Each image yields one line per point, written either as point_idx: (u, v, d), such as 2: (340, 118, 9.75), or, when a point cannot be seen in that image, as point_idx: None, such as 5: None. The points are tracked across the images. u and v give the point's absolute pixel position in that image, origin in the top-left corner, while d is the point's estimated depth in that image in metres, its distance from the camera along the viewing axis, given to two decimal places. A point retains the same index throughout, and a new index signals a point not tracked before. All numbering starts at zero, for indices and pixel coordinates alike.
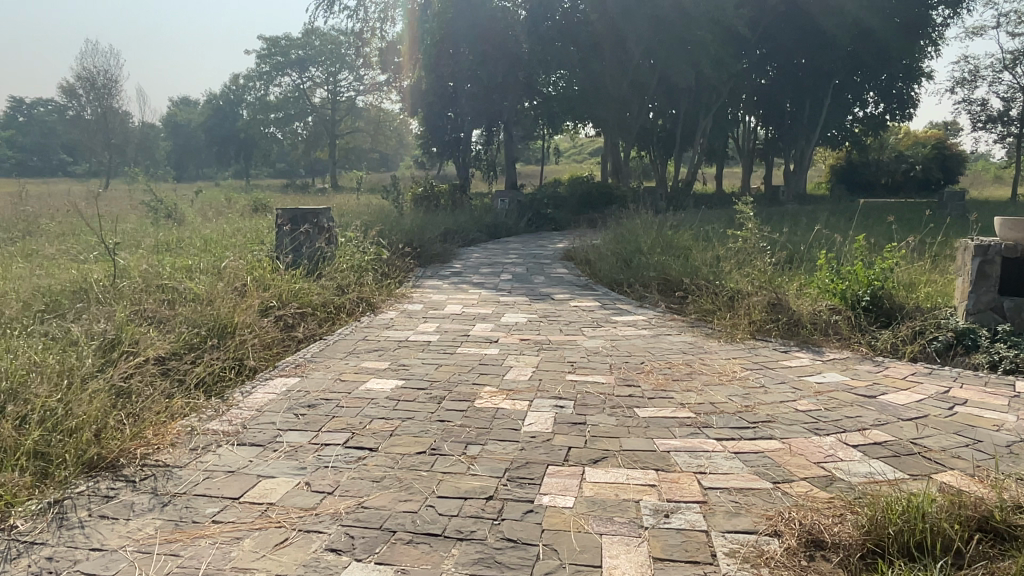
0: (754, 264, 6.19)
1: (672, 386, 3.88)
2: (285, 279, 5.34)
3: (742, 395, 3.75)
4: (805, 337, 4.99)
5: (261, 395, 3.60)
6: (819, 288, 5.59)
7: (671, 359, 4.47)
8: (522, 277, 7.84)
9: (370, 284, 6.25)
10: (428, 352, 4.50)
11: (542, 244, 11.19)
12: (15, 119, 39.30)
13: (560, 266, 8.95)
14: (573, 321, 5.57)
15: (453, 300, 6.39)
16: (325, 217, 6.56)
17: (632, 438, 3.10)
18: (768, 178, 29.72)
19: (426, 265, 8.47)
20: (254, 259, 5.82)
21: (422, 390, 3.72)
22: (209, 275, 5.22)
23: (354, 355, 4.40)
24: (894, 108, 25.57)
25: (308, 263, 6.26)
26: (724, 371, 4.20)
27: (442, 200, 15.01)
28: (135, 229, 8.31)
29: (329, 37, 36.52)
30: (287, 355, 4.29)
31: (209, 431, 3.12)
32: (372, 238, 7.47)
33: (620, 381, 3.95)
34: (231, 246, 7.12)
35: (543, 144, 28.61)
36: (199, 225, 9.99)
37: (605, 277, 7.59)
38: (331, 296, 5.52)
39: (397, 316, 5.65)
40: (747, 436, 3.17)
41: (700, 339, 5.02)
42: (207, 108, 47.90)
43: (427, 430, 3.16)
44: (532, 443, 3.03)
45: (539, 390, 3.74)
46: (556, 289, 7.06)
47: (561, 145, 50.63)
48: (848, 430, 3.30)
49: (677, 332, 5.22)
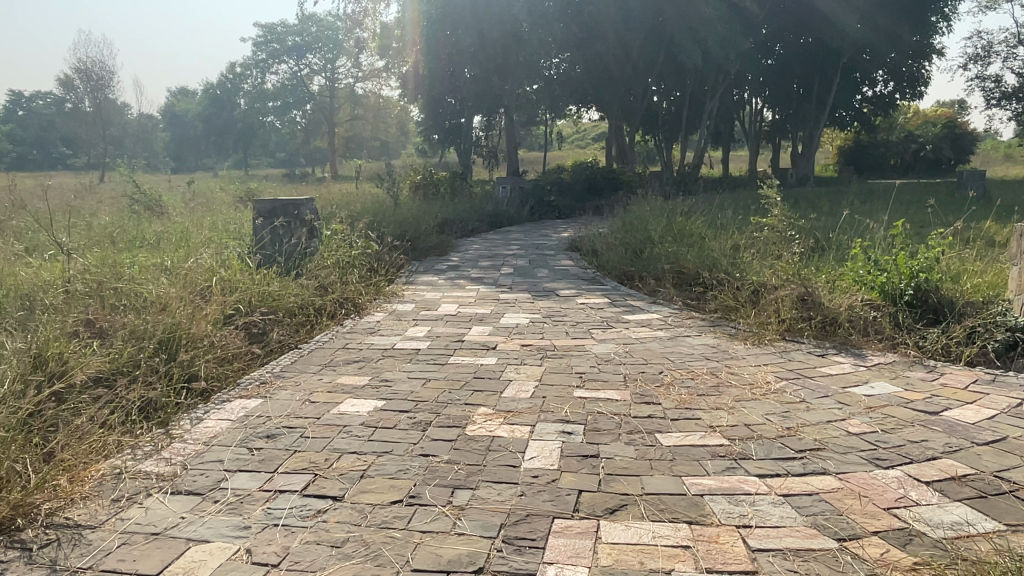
0: (777, 254, 5.63)
1: (698, 402, 3.30)
2: (257, 280, 4.82)
3: (783, 414, 3.16)
4: (843, 338, 4.41)
5: (213, 422, 3.08)
6: (854, 280, 5.01)
7: (693, 367, 3.88)
8: (523, 271, 7.24)
9: (355, 281, 5.71)
10: (415, 364, 3.92)
11: (545, 233, 10.65)
12: (12, 112, 38.73)
13: (564, 257, 8.36)
14: (580, 322, 4.98)
15: (448, 299, 5.82)
16: (308, 208, 6.04)
17: (656, 477, 2.52)
18: (776, 160, 29.00)
19: (420, 259, 7.88)
20: (225, 258, 5.30)
21: (404, 414, 3.15)
22: (170, 276, 4.70)
23: (328, 367, 3.86)
24: (904, 86, 24.89)
25: (288, 260, 5.72)
26: (757, 382, 3.61)
27: (441, 187, 14.46)
28: (107, 227, 7.74)
29: (325, 22, 36.22)
30: (251, 371, 3.77)
31: (141, 473, 2.59)
32: (360, 230, 6.92)
33: (637, 398, 3.36)
34: (207, 241, 6.60)
35: (545, 130, 28.00)
36: (184, 217, 9.51)
37: (614, 270, 7.02)
38: (309, 297, 5.00)
39: (385, 318, 5.10)
40: (796, 470, 2.60)
41: (724, 342, 4.43)
42: (205, 97, 47.14)
43: (407, 470, 2.60)
44: (533, 487, 2.45)
45: (543, 411, 3.17)
46: (560, 284, 6.48)
47: (565, 130, 49.91)
48: (918, 461, 2.71)
49: (697, 333, 4.64)
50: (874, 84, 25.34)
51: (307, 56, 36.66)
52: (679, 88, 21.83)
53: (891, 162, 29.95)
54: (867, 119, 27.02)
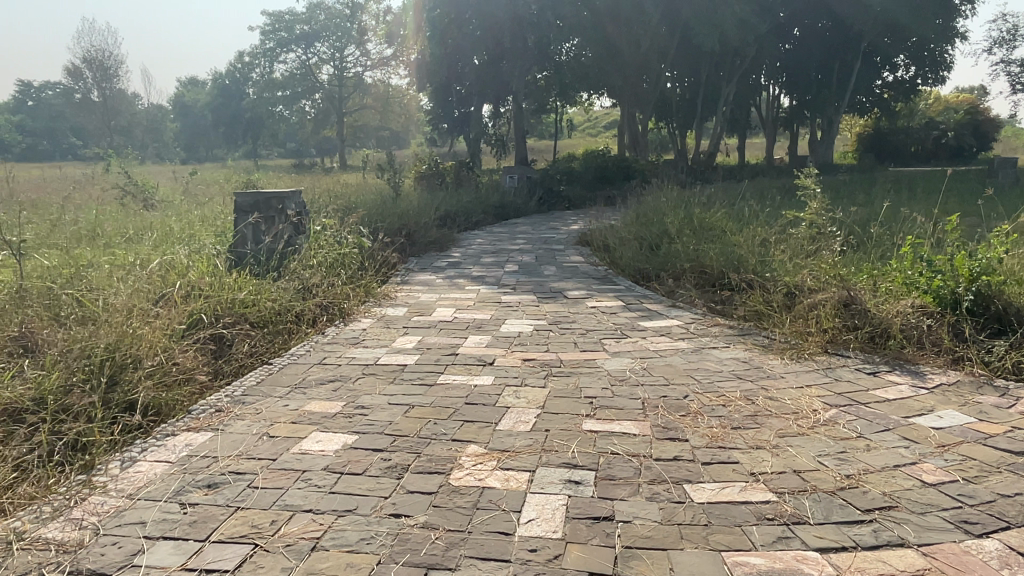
0: (812, 254, 5.07)
1: (734, 441, 2.72)
2: (227, 283, 4.29)
3: (838, 457, 2.59)
4: (896, 352, 3.84)
5: (147, 463, 2.56)
6: (904, 282, 4.44)
7: (722, 388, 3.32)
8: (529, 269, 6.68)
9: (342, 284, 5.19)
10: (397, 386, 3.36)
11: (554, 226, 10.08)
12: (23, 104, 38.40)
13: (574, 252, 7.81)
14: (590, 331, 4.42)
15: (444, 302, 5.27)
16: (292, 202, 5.53)
17: (687, 553, 1.97)
18: (794, 147, 28.19)
19: (419, 256, 7.35)
20: (194, 260, 4.78)
21: (376, 455, 2.60)
22: (125, 281, 4.18)
23: (298, 390, 3.30)
24: (926, 70, 24.05)
25: (267, 259, 5.21)
26: (801, 411, 3.05)
27: (447, 177, 13.85)
28: (86, 225, 7.26)
29: (334, 10, 34.96)
30: (208, 394, 3.24)
31: (41, 544, 2.07)
32: (350, 225, 6.39)
33: (659, 432, 2.80)
34: (184, 240, 6.09)
35: (556, 118, 27.35)
36: (174, 210, 9.01)
37: (627, 267, 6.44)
38: (288, 302, 4.51)
39: (373, 325, 4.57)
40: (865, 543, 2.04)
41: (756, 356, 3.86)
42: (213, 87, 46.63)
43: (371, 540, 2.05)
44: (530, 568, 1.90)
45: (546, 451, 2.62)
46: (568, 284, 5.92)
47: (576, 118, 49.03)
48: (1019, 527, 2.13)
49: (724, 345, 4.06)
50: (895, 69, 24.55)
51: (315, 44, 35.55)
52: (694, 75, 21.19)
53: (910, 148, 28.93)
54: (888, 105, 26.18)
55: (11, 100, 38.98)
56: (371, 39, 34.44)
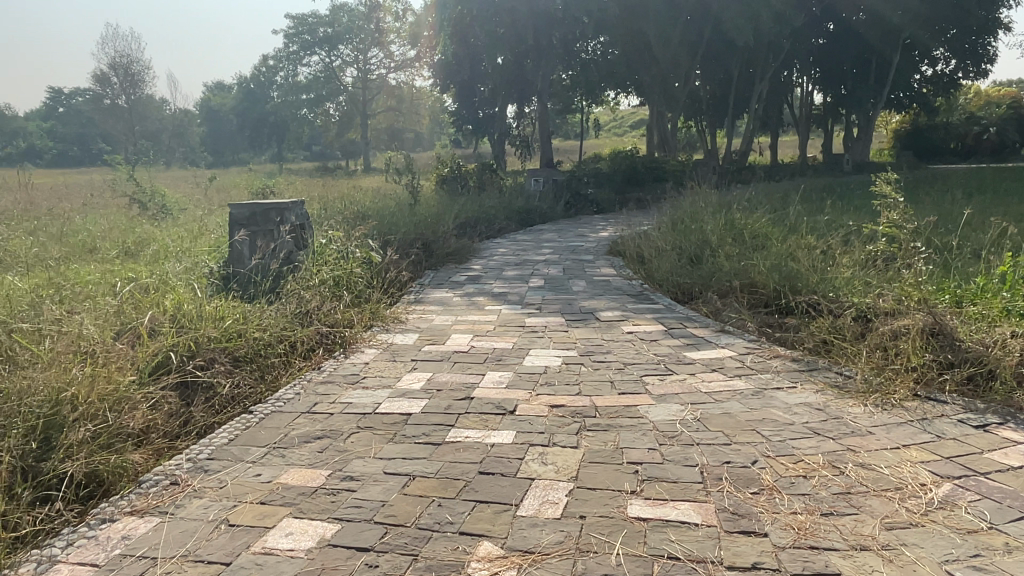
0: (884, 276, 4.45)
1: (831, 540, 2.06)
2: (209, 310, 3.74)
3: (973, 567, 1.94)
4: (1004, 398, 3.15)
5: (68, 568, 1.99)
6: (1005, 310, 3.74)
7: (798, 450, 2.68)
8: (556, 284, 6.05)
9: (343, 307, 4.63)
10: (398, 446, 2.75)
11: (582, 233, 9.42)
12: (53, 110, 38.60)
13: (604, 263, 7.16)
14: (628, 365, 3.77)
15: (460, 326, 4.66)
16: (291, 214, 5.02)
17: None
18: (830, 145, 27.19)
19: (436, 269, 6.75)
20: (175, 285, 4.24)
21: (360, 560, 1.98)
22: (88, 311, 3.63)
23: (276, 452, 2.71)
24: (967, 64, 23.06)
25: (262, 280, 4.70)
26: (908, 488, 2.39)
27: (469, 180, 13.23)
28: (79, 240, 6.73)
29: (357, 12, 34.79)
30: (167, 459, 2.69)
31: None
32: (357, 238, 5.83)
33: (728, 520, 2.16)
34: (175, 257, 5.54)
35: (581, 119, 26.68)
36: (178, 221, 8.47)
37: (665, 280, 5.80)
38: (279, 331, 3.97)
39: (376, 357, 3.98)
40: None
41: (833, 402, 3.20)
42: (239, 91, 46.64)
43: None
44: None
45: (582, 553, 1.99)
46: (600, 302, 5.29)
47: (602, 117, 48.12)
48: None
49: (791, 387, 3.39)
50: (934, 62, 23.57)
51: (339, 47, 35.58)
52: (724, 72, 20.44)
53: (950, 145, 28.02)
54: (927, 100, 25.21)
55: (41, 106, 39.23)
56: (394, 41, 34.05)
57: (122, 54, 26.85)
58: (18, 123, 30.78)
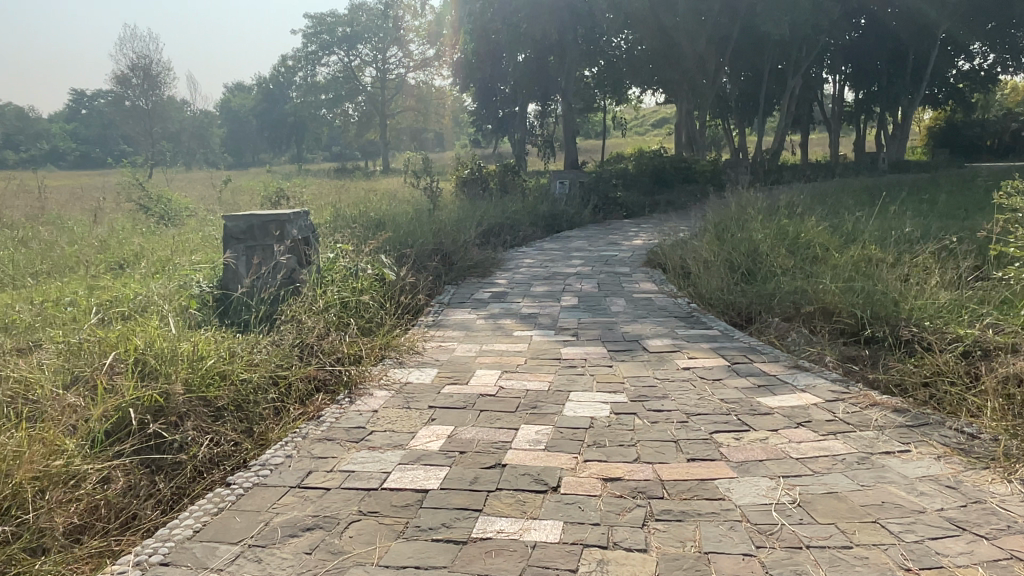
0: (994, 310, 3.76)
1: None
2: (186, 348, 3.10)
3: None
4: None
5: None
6: None
7: (946, 561, 1.99)
8: (591, 302, 5.39)
9: (350, 337, 3.99)
10: (408, 545, 2.10)
11: (613, 240, 8.72)
12: (76, 113, 38.48)
13: (643, 277, 6.49)
14: (693, 416, 3.09)
15: (486, 358, 4.00)
16: (294, 225, 4.43)
17: None
18: (863, 144, 26.21)
19: (456, 284, 6.11)
20: (151, 315, 3.62)
21: None
22: (33, 360, 3.00)
23: (251, 555, 2.07)
24: (1006, 58, 22.09)
25: (258, 304, 4.08)
26: None
27: (492, 182, 12.58)
28: (68, 254, 6.11)
29: (375, 11, 34.24)
30: (105, 566, 2.08)
31: None
32: (367, 252, 5.20)
33: None
34: (164, 275, 4.93)
35: (606, 116, 25.92)
36: (180, 230, 7.86)
37: (714, 297, 5.12)
38: (270, 370, 3.33)
39: (389, 401, 3.35)
40: None
41: (968, 479, 2.49)
42: (258, 92, 46.38)
43: None
44: None
45: None
46: (645, 326, 4.61)
47: (624, 115, 47.28)
48: None
49: (907, 456, 2.69)
50: (971, 57, 22.67)
51: (358, 47, 35.05)
52: (754, 67, 19.60)
53: (987, 143, 26.86)
54: (963, 96, 24.31)
55: (64, 108, 39.07)
56: (413, 40, 33.68)
57: (141, 55, 26.37)
58: (42, 124, 30.50)
